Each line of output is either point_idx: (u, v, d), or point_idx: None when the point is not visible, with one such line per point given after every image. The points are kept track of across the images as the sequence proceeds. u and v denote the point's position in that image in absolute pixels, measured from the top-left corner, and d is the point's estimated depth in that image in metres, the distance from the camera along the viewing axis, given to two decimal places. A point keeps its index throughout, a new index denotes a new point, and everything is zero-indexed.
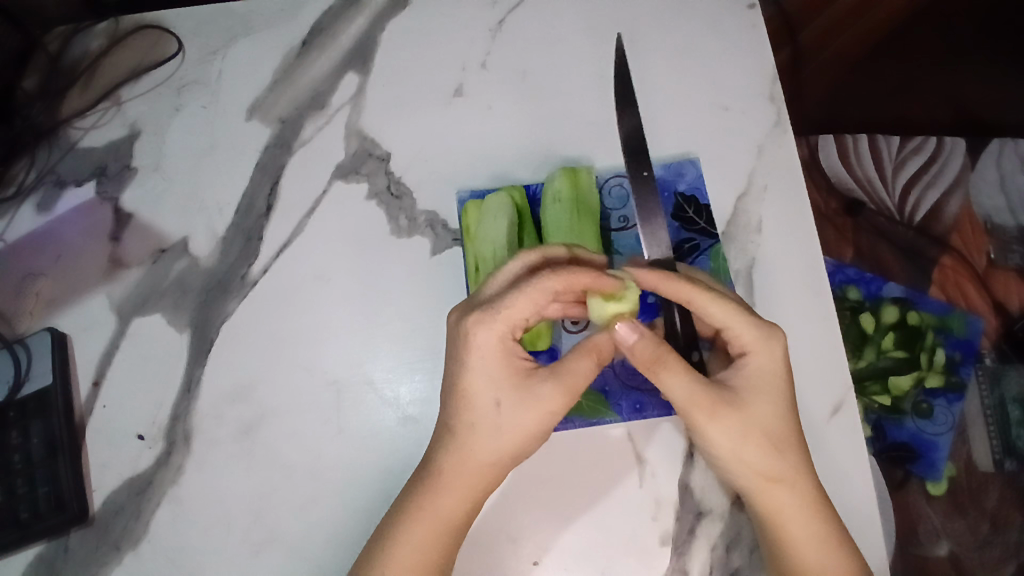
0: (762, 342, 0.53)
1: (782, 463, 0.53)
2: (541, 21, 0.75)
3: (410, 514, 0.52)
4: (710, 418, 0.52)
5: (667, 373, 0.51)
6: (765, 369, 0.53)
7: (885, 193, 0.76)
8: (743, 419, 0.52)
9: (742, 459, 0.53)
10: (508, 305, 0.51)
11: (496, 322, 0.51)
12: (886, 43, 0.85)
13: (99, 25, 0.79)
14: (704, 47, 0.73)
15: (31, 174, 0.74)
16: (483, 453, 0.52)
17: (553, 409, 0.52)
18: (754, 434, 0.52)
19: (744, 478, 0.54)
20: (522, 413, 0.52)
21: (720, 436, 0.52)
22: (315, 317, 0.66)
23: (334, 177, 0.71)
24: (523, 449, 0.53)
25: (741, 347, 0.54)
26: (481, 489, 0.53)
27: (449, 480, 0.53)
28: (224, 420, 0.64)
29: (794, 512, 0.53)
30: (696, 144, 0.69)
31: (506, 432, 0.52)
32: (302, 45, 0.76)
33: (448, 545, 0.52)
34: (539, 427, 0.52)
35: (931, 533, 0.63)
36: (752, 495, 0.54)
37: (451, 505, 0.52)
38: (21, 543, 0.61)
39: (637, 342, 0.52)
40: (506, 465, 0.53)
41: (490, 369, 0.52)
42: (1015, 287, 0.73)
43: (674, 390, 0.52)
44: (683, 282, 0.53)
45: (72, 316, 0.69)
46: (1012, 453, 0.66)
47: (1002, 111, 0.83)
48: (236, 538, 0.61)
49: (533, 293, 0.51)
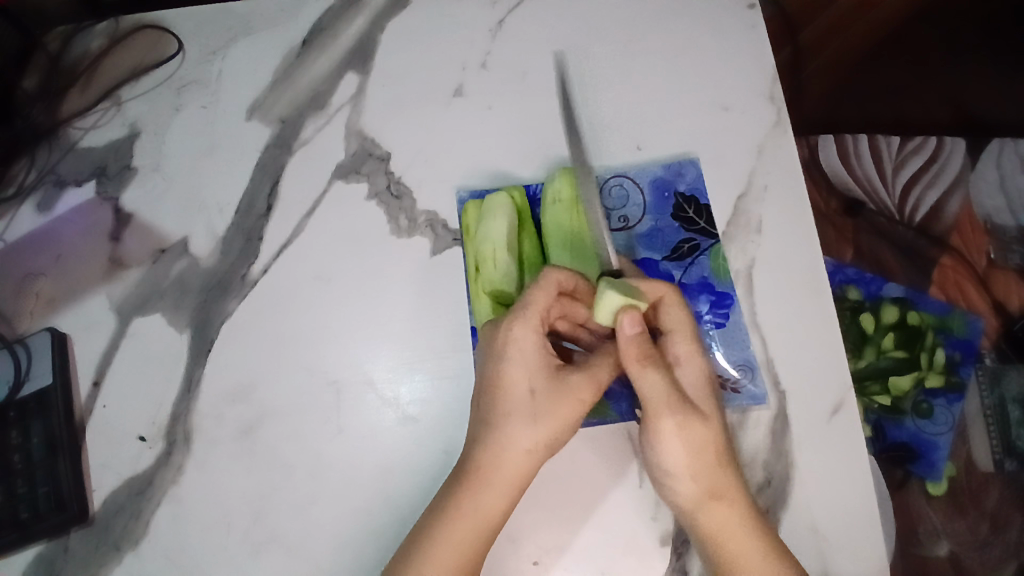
0: (697, 354, 0.59)
1: (728, 474, 0.55)
2: (541, 22, 0.75)
3: (455, 510, 0.52)
4: (672, 427, 0.55)
5: (649, 370, 0.55)
6: (700, 378, 0.58)
7: (884, 193, 0.76)
8: (697, 429, 0.56)
9: (692, 472, 0.55)
10: (532, 302, 0.56)
11: (530, 318, 0.56)
12: (880, 48, 0.86)
13: (100, 26, 0.79)
14: (703, 46, 0.73)
15: (31, 174, 0.74)
16: (523, 440, 0.54)
17: (585, 399, 0.56)
18: (705, 446, 0.55)
19: (686, 495, 0.55)
20: (557, 403, 0.55)
21: (674, 445, 0.55)
22: (316, 317, 0.66)
23: (334, 177, 0.71)
24: (558, 440, 0.55)
25: (677, 357, 0.59)
26: (525, 477, 0.54)
27: (493, 472, 0.53)
28: (224, 420, 0.64)
29: (734, 528, 0.54)
30: (696, 143, 0.69)
31: (545, 420, 0.55)
32: (302, 45, 0.76)
33: (491, 538, 0.53)
34: (571, 416, 0.55)
35: (932, 534, 0.63)
36: (693, 511, 0.55)
37: (495, 498, 0.53)
38: (20, 544, 0.61)
39: (636, 335, 0.54)
40: (546, 455, 0.55)
41: (524, 363, 0.56)
42: (1015, 287, 0.73)
43: (649, 389, 0.55)
44: (659, 283, 0.59)
45: (71, 316, 0.69)
46: (1012, 453, 0.66)
47: (1004, 110, 0.83)
48: (236, 538, 0.60)
49: (545, 287, 0.56)
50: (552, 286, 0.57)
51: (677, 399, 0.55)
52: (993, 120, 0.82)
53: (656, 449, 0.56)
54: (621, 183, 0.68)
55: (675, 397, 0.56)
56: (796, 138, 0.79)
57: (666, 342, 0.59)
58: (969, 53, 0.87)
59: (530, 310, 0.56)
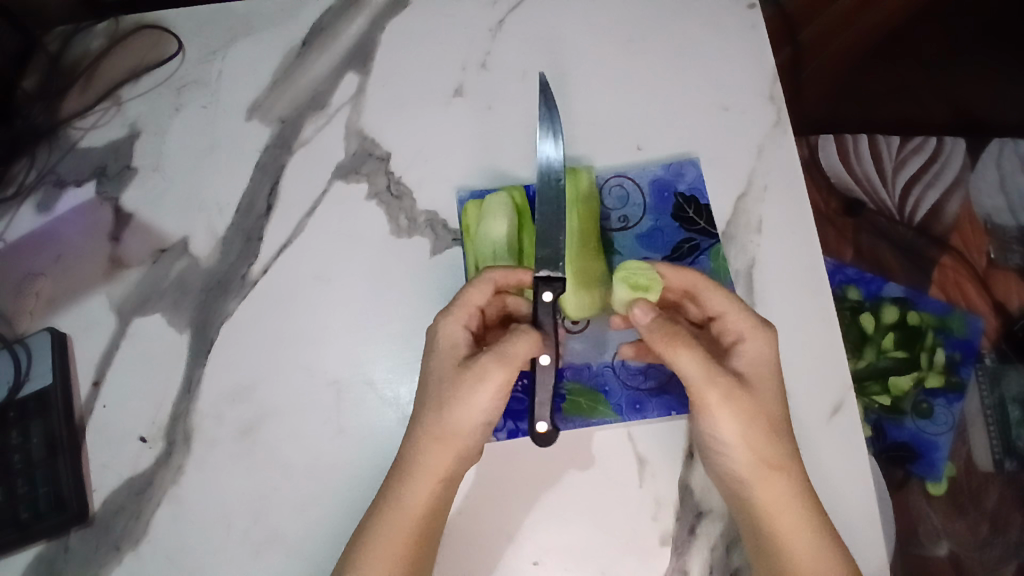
0: (759, 329, 0.56)
1: (783, 449, 0.54)
2: (542, 21, 0.75)
3: (381, 506, 0.54)
4: (718, 403, 0.53)
5: (682, 350, 0.53)
6: (762, 355, 0.56)
7: (885, 193, 0.76)
8: (748, 403, 0.53)
9: (750, 446, 0.53)
10: (465, 296, 0.57)
11: (456, 312, 0.57)
12: (880, 48, 0.86)
13: (100, 26, 0.79)
14: (704, 46, 0.73)
15: (32, 174, 0.74)
16: (431, 430, 0.54)
17: (492, 391, 0.54)
18: (759, 420, 0.53)
19: (744, 467, 0.54)
20: (457, 393, 0.54)
21: (727, 422, 0.53)
22: (315, 318, 0.66)
23: (334, 177, 0.71)
24: (472, 432, 0.55)
25: (738, 334, 0.57)
26: (449, 469, 0.54)
27: (412, 464, 0.54)
28: (224, 420, 0.64)
29: (784, 502, 0.53)
30: (696, 144, 0.69)
31: (445, 410, 0.54)
32: (302, 44, 0.76)
33: (424, 534, 0.53)
34: (476, 409, 0.54)
35: (932, 534, 0.63)
36: (750, 483, 0.54)
37: (417, 492, 0.53)
38: (21, 544, 0.61)
39: (653, 322, 0.55)
40: (465, 444, 0.55)
41: (441, 354, 0.56)
42: (1015, 287, 0.73)
43: (687, 368, 0.53)
44: (691, 271, 0.59)
45: (71, 316, 0.69)
46: (1011, 453, 0.67)
47: (1003, 111, 0.83)
48: (236, 538, 0.61)
49: (482, 283, 0.57)
50: (488, 283, 0.57)
51: (719, 375, 0.53)
52: (993, 120, 0.82)
53: (708, 423, 0.55)
54: (621, 183, 0.68)
55: (716, 374, 0.53)
56: (796, 138, 0.79)
57: (722, 321, 0.58)
58: (969, 52, 0.87)
59: (459, 304, 0.57)
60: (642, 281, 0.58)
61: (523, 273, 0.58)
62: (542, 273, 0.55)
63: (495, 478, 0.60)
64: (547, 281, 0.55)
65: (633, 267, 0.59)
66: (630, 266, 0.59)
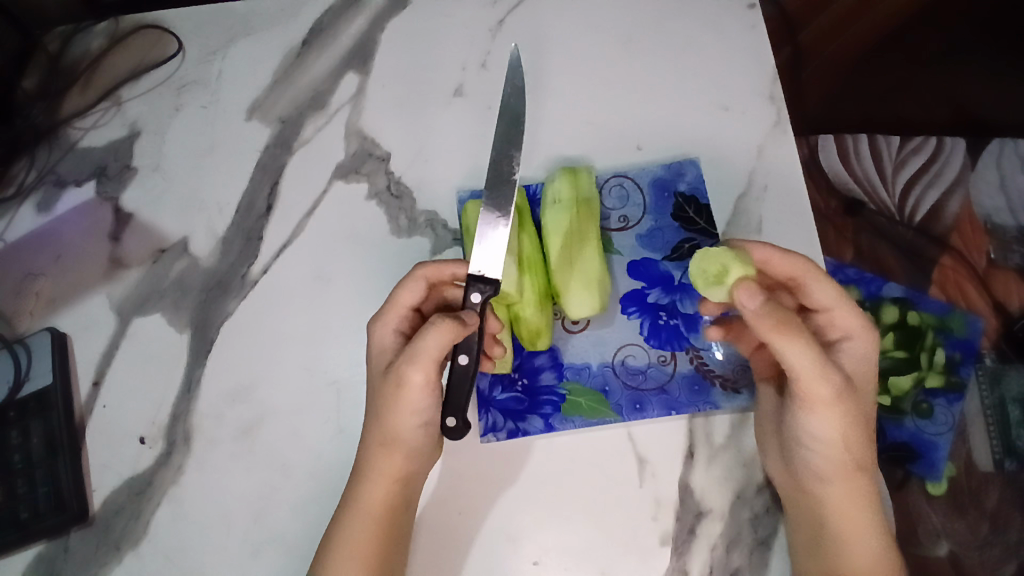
0: (868, 330, 0.55)
1: (868, 451, 0.53)
2: (543, 22, 0.75)
3: (343, 508, 0.55)
4: (829, 401, 0.51)
5: (796, 344, 0.49)
6: (866, 357, 0.55)
7: (884, 193, 0.76)
8: (855, 405, 0.52)
9: (846, 445, 0.52)
10: (394, 298, 0.57)
11: (386, 315, 0.57)
12: (880, 49, 0.86)
13: (99, 25, 0.79)
14: (704, 47, 0.73)
15: (32, 174, 0.74)
16: (374, 435, 0.55)
17: (419, 387, 0.53)
18: (859, 422, 0.52)
19: (830, 463, 0.53)
20: (388, 396, 0.53)
21: (831, 421, 0.52)
22: (316, 317, 0.66)
23: (334, 177, 0.71)
24: (413, 434, 0.54)
25: (846, 332, 0.56)
26: (401, 469, 0.55)
27: (366, 468, 0.55)
28: (224, 420, 0.64)
29: (857, 500, 0.54)
30: (696, 145, 0.69)
31: (381, 413, 0.54)
32: (302, 44, 0.76)
33: (385, 531, 0.54)
34: (411, 408, 0.53)
35: (931, 533, 0.64)
36: (830, 480, 0.54)
37: (373, 493, 0.54)
38: (21, 543, 0.61)
39: (761, 308, 0.49)
40: (409, 445, 0.55)
41: (375, 360, 0.57)
42: (1015, 287, 0.73)
43: (799, 363, 0.49)
44: (802, 262, 0.56)
45: (72, 316, 0.69)
46: (1012, 453, 0.66)
47: (1004, 110, 0.83)
48: (236, 538, 0.61)
49: (410, 283, 0.57)
50: (416, 280, 0.57)
51: (837, 374, 0.50)
52: (993, 120, 0.82)
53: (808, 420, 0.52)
54: (621, 183, 0.68)
55: (834, 373, 0.50)
56: (796, 138, 0.78)
57: (827, 316, 0.57)
58: (972, 51, 0.87)
59: (391, 306, 0.57)
60: (713, 268, 0.57)
61: (457, 266, 0.58)
62: (475, 271, 0.55)
63: (497, 478, 0.60)
64: (478, 280, 0.55)
65: (700, 260, 0.58)
66: (694, 265, 0.59)
